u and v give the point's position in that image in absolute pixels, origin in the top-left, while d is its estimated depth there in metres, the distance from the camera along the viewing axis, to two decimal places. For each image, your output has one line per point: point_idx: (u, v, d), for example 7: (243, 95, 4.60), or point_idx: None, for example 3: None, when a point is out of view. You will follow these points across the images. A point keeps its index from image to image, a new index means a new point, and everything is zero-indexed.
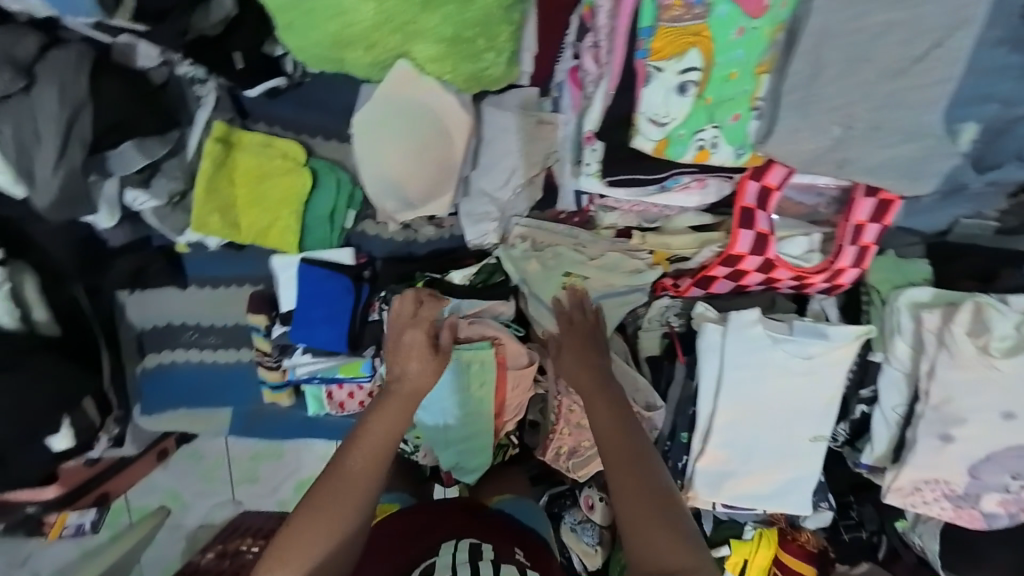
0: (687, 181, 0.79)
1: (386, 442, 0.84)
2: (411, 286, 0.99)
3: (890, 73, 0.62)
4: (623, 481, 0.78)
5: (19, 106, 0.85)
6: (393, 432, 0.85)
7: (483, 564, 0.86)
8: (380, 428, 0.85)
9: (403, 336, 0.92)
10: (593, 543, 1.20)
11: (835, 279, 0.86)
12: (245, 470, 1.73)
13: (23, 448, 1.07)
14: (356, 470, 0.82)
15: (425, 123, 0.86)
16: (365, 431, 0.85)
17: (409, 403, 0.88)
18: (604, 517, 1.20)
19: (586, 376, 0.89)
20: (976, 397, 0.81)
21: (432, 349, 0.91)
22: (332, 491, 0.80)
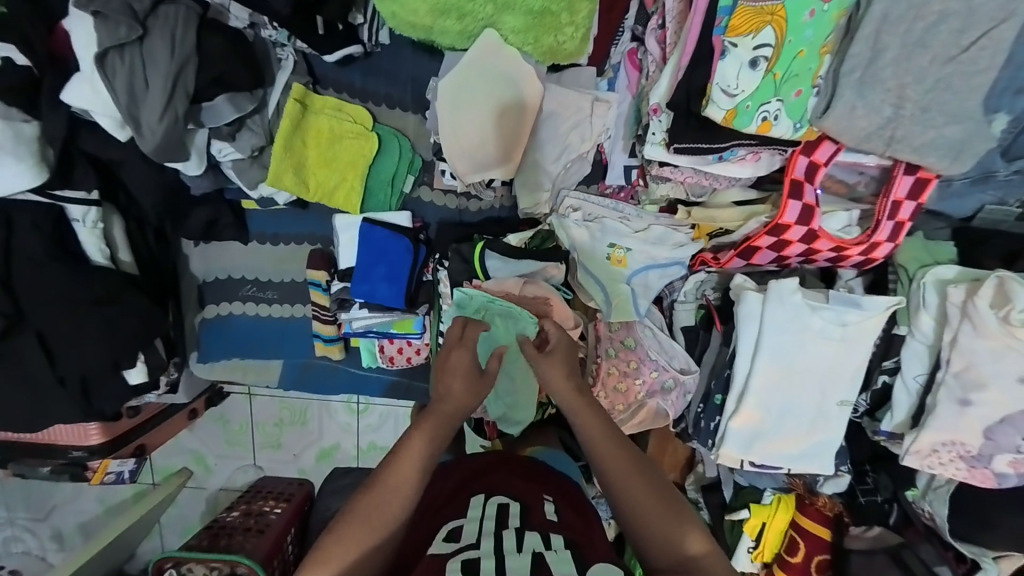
0: (743, 154, 0.89)
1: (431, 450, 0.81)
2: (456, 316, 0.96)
3: (942, 58, 0.70)
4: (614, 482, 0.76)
5: (132, 55, 0.93)
6: (438, 441, 0.82)
7: (506, 533, 0.71)
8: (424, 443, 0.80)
9: (451, 358, 0.88)
10: (608, 518, 1.32)
11: (870, 253, 0.93)
12: (269, 436, 1.88)
13: (105, 379, 1.17)
14: (397, 475, 0.78)
15: (503, 87, 1.00)
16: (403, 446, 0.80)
17: (450, 421, 0.84)
18: None
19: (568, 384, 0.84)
20: (998, 364, 0.88)
21: (478, 370, 0.88)
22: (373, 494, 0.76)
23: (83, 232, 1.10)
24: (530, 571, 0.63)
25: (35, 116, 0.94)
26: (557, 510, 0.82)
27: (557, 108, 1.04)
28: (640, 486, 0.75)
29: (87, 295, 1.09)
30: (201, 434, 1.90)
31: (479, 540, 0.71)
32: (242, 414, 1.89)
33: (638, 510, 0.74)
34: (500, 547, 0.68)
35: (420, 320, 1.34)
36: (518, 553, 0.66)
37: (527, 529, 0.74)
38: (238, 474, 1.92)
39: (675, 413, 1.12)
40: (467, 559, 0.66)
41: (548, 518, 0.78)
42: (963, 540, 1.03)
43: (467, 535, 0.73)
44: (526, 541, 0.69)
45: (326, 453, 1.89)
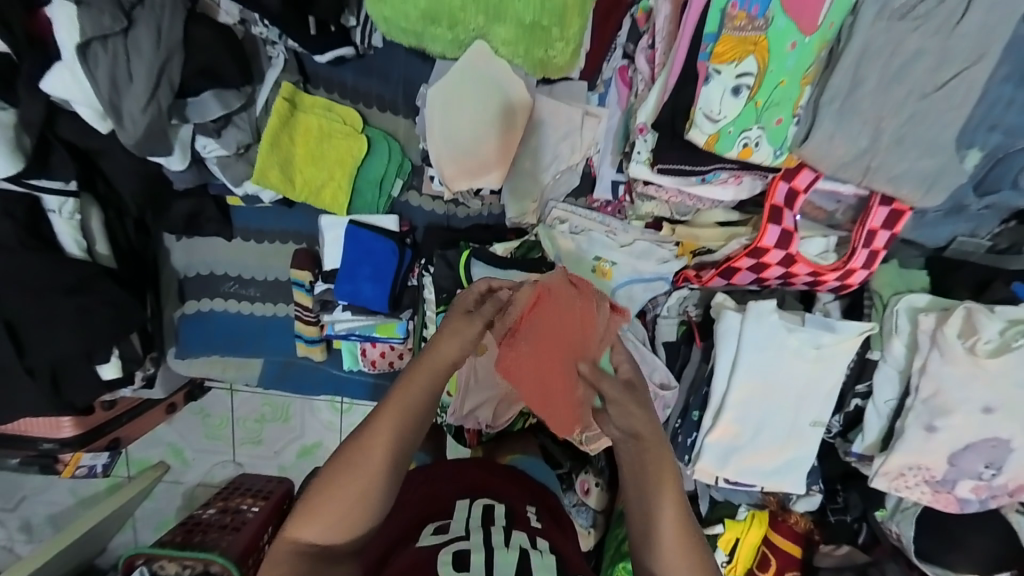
0: (726, 176, 0.88)
1: (424, 406, 0.78)
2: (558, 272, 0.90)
3: (917, 94, 0.72)
4: (642, 487, 0.74)
5: (116, 47, 0.92)
6: (431, 399, 0.78)
7: (493, 529, 0.80)
8: (412, 399, 0.77)
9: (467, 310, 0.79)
10: (588, 525, 1.30)
11: (847, 279, 0.94)
12: (250, 429, 1.86)
13: (77, 367, 1.15)
14: (379, 447, 0.75)
15: (498, 94, 1.00)
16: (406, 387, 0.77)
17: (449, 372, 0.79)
18: (599, 502, 1.29)
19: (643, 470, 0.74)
20: (964, 390, 0.90)
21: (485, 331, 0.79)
22: (357, 458, 0.75)
23: (59, 223, 1.08)
24: (515, 565, 0.72)
25: (11, 104, 0.93)
26: (538, 516, 0.91)
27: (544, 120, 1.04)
28: (660, 476, 0.73)
29: (61, 284, 1.06)
30: (180, 427, 1.88)
31: (469, 534, 0.79)
32: (223, 407, 1.87)
33: (655, 536, 0.73)
34: (489, 541, 0.77)
35: (404, 324, 1.33)
36: (505, 548, 0.75)
37: (514, 528, 0.82)
38: (217, 469, 1.90)
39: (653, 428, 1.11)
40: (457, 551, 0.74)
41: (532, 522, 0.87)
42: (927, 560, 1.06)
43: (455, 531, 0.80)
44: (513, 539, 0.78)
45: (308, 450, 1.88)
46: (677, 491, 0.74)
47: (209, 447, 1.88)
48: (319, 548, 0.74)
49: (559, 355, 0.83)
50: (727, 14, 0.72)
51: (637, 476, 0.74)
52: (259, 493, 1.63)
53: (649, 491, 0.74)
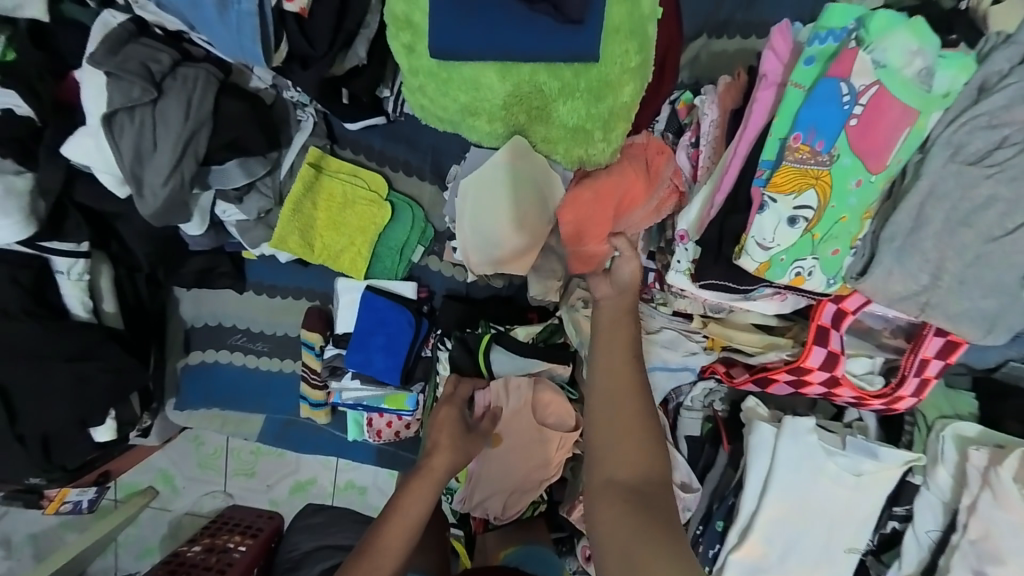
0: (770, 292, 0.83)
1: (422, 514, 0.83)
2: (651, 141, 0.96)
3: (986, 239, 0.68)
4: (608, 378, 0.74)
5: (143, 117, 0.90)
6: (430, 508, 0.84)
7: None
8: (414, 507, 0.83)
9: (439, 414, 0.97)
10: None
11: (892, 404, 0.88)
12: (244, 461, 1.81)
13: (71, 436, 1.10)
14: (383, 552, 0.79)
15: (530, 188, 0.94)
16: (408, 492, 0.85)
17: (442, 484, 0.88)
18: None
19: (619, 363, 0.74)
20: (1017, 540, 0.83)
21: (464, 428, 0.97)
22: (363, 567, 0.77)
23: (67, 285, 1.03)
24: None
25: (30, 167, 0.91)
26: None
27: (555, 185, 0.95)
28: (618, 350, 0.75)
29: (62, 351, 1.02)
30: (173, 453, 1.84)
31: None
32: (218, 436, 1.83)
33: (615, 423, 0.72)
34: None
35: (414, 397, 1.27)
36: None
37: None
38: (207, 499, 1.83)
39: None
40: None
41: None
42: None
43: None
44: None
45: (301, 487, 1.81)
46: (633, 374, 0.74)
47: (200, 477, 1.82)
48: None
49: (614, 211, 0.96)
50: (788, 145, 0.67)
51: (606, 367, 0.74)
52: (247, 530, 1.57)
53: (612, 371, 0.74)
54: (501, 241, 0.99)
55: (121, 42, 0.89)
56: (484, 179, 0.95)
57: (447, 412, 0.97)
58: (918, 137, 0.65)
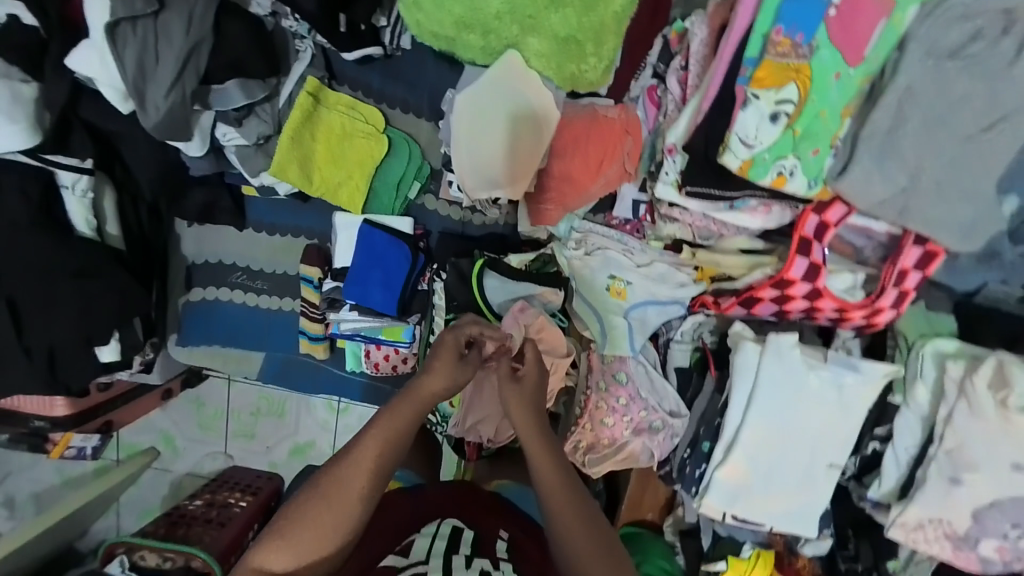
0: (755, 204, 0.87)
1: (398, 437, 0.82)
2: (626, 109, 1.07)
3: (962, 137, 0.70)
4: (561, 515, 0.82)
5: (145, 29, 0.92)
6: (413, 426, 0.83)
7: (456, 556, 0.85)
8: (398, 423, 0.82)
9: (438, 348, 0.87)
10: None
11: (873, 318, 0.90)
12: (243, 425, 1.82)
13: (74, 352, 1.13)
14: (358, 466, 0.80)
15: (523, 108, 0.99)
16: (388, 417, 0.82)
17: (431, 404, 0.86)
18: None
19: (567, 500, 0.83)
20: (990, 448, 0.84)
21: (460, 358, 0.87)
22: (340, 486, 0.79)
23: (72, 202, 1.07)
24: None
25: (35, 78, 0.94)
26: (509, 547, 0.93)
27: (550, 107, 1.00)
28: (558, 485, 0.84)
29: (67, 266, 1.05)
30: (174, 414, 1.85)
31: (428, 559, 0.84)
32: (219, 400, 1.85)
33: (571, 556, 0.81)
34: (450, 563, 0.83)
35: (411, 329, 1.30)
36: (467, 569, 0.83)
37: (477, 555, 0.87)
38: (207, 461, 1.86)
39: (660, 454, 1.13)
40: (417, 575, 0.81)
41: (499, 551, 0.91)
42: None
43: (417, 552, 0.86)
44: (475, 561, 0.85)
45: (299, 450, 1.83)
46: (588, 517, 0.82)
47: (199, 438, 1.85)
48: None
49: (582, 181, 1.10)
50: (770, 40, 0.71)
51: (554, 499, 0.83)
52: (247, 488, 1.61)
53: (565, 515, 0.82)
54: (498, 160, 1.03)
55: None
56: (483, 98, 1.01)
57: (452, 334, 0.87)
58: (894, 33, 0.69)
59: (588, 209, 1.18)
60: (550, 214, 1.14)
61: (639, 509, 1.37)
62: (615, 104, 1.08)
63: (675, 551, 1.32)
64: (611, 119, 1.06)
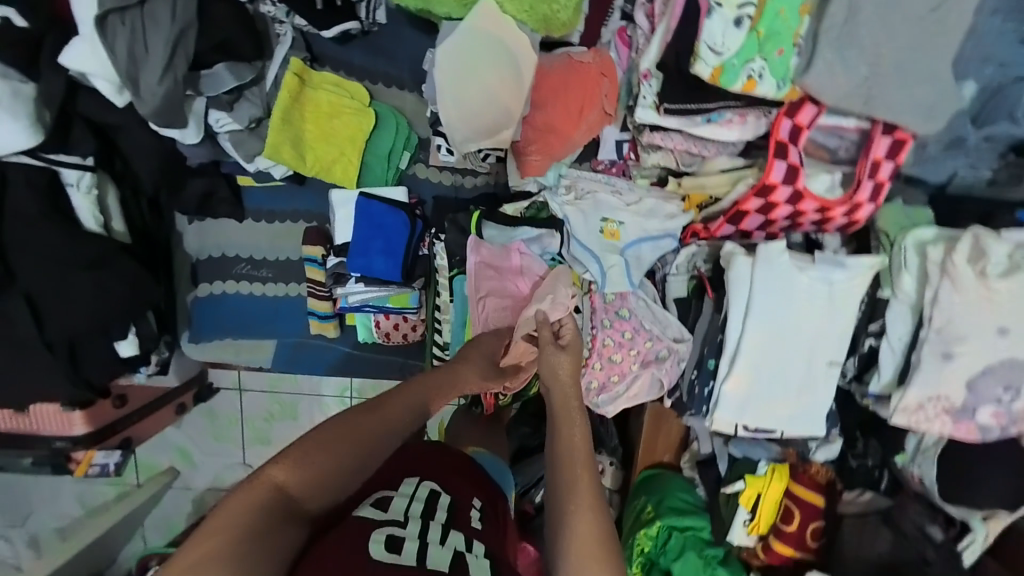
0: (728, 116, 0.94)
1: (428, 404, 0.91)
2: (599, 53, 1.11)
3: (911, 19, 0.76)
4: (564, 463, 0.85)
5: (134, 19, 0.99)
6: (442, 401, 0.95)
7: (432, 522, 0.74)
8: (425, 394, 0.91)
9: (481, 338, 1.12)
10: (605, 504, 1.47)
11: (854, 214, 0.97)
12: (258, 431, 1.82)
13: (93, 343, 1.23)
14: (394, 412, 0.84)
15: (501, 54, 1.04)
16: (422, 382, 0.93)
17: (460, 388, 1.00)
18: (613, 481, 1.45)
19: (579, 448, 0.87)
20: (973, 319, 0.90)
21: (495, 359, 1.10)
22: (364, 427, 0.77)
23: (78, 197, 1.15)
24: (448, 565, 0.67)
25: (32, 78, 1.01)
26: (482, 516, 0.83)
27: (526, 51, 1.05)
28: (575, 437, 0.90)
29: (78, 260, 1.13)
30: (188, 428, 1.85)
31: (406, 520, 0.73)
32: (232, 408, 1.84)
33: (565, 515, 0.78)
34: (425, 534, 0.71)
35: (417, 294, 1.33)
36: (440, 545, 0.70)
37: (452, 526, 0.76)
38: (226, 472, 1.87)
39: (669, 382, 1.16)
40: (392, 535, 0.69)
41: (473, 522, 0.80)
42: (951, 501, 1.01)
43: (394, 510, 0.74)
44: (450, 538, 0.72)
45: None
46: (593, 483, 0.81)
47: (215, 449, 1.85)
48: (291, 501, 0.67)
49: (564, 128, 1.14)
50: None
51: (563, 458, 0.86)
52: None
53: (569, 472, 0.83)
54: (481, 110, 1.08)
55: None
56: (459, 51, 1.05)
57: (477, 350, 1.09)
58: None
59: (573, 158, 1.21)
60: (536, 164, 1.17)
61: (655, 453, 1.38)
62: (587, 50, 1.12)
63: (695, 484, 1.34)
64: (584, 64, 1.11)
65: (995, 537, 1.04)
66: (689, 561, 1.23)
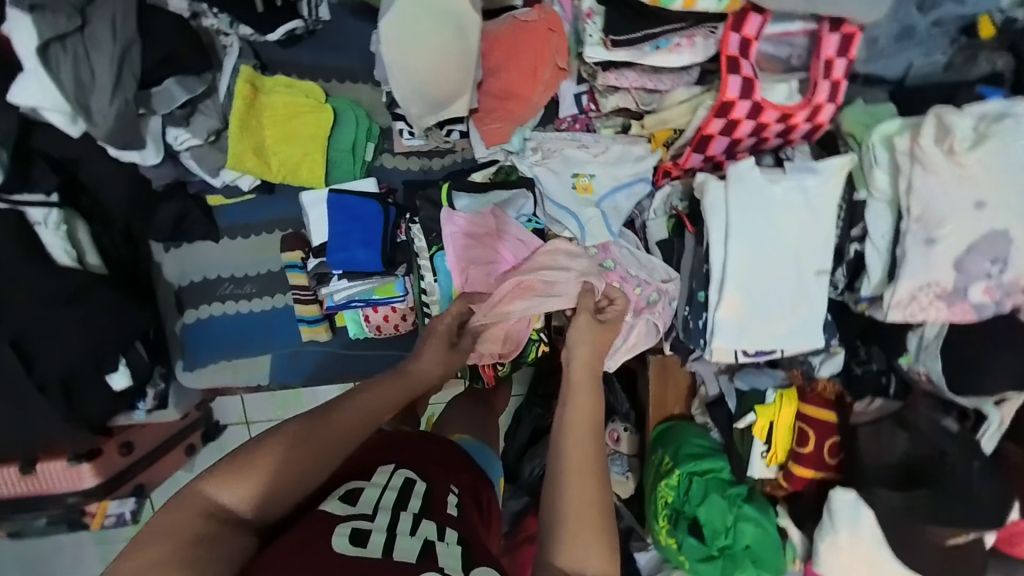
0: (676, 41, 0.98)
1: (381, 407, 0.85)
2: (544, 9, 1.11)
3: None
4: (576, 437, 0.82)
5: (75, 46, 1.00)
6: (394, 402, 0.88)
7: (403, 513, 0.71)
8: (380, 398, 0.87)
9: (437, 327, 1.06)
10: (624, 472, 1.45)
11: (816, 117, 1.00)
12: None
13: (89, 379, 1.20)
14: (337, 422, 0.78)
15: (445, 21, 1.06)
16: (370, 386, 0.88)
17: (411, 387, 0.94)
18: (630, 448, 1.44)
19: (587, 427, 0.83)
20: (951, 199, 0.89)
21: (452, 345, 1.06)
22: (318, 433, 0.76)
23: (47, 235, 1.15)
24: (416, 555, 0.64)
25: None
26: (458, 504, 0.81)
27: (468, 14, 1.06)
28: (587, 413, 0.86)
29: (61, 295, 1.13)
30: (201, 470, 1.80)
31: (375, 512, 0.70)
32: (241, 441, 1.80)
33: (570, 492, 0.75)
34: (395, 524, 0.69)
35: (402, 282, 1.30)
36: (410, 536, 0.67)
37: (425, 515, 0.73)
38: None
39: (664, 325, 1.14)
40: (357, 528, 0.67)
41: (448, 510, 0.78)
42: (963, 393, 0.99)
43: (364, 502, 0.72)
44: (421, 527, 0.70)
45: None
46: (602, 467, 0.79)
47: None
48: (228, 513, 0.68)
49: (523, 88, 1.14)
50: None
51: (574, 430, 0.83)
52: None
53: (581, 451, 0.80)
54: (434, 80, 1.09)
55: None
56: (407, 25, 1.06)
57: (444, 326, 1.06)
58: None
59: (536, 122, 1.21)
60: (499, 131, 1.17)
61: (665, 406, 1.34)
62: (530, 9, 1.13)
63: (709, 428, 1.30)
64: (530, 22, 1.12)
65: (1010, 421, 1.03)
66: (713, 503, 1.20)
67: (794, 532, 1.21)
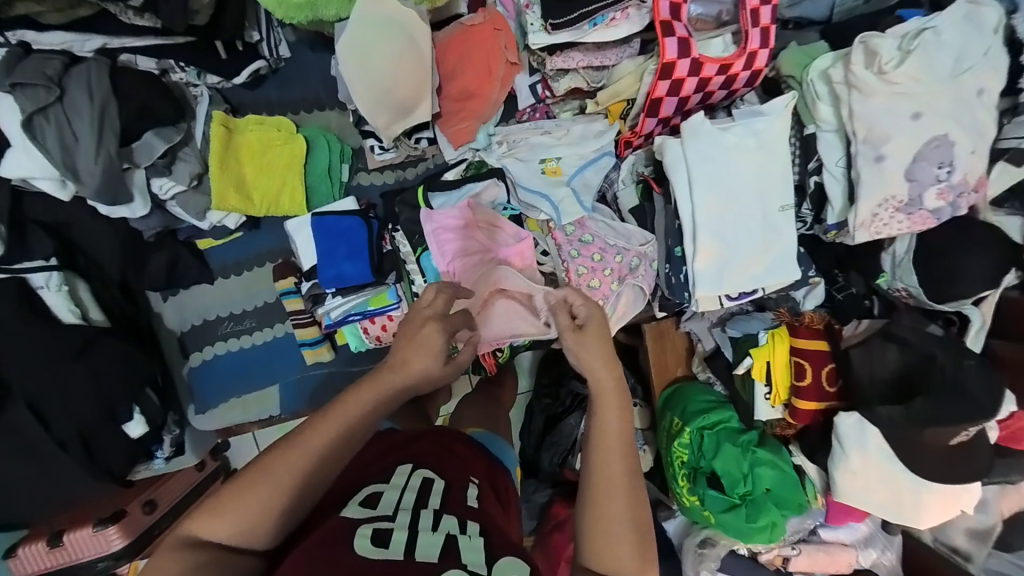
0: (611, 16, 1.07)
1: (363, 425, 0.81)
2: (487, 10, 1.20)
3: None
4: (600, 450, 0.80)
5: (57, 114, 1.06)
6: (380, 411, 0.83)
7: (423, 510, 0.74)
8: (357, 417, 0.80)
9: (422, 329, 0.87)
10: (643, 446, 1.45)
11: (754, 63, 1.06)
12: None
13: (104, 430, 1.25)
14: (316, 449, 0.76)
15: (394, 31, 1.12)
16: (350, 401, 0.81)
17: (398, 393, 0.85)
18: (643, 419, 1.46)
19: (613, 438, 0.81)
20: (890, 116, 0.95)
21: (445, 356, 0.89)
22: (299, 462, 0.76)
23: (50, 296, 1.19)
24: (438, 551, 0.66)
25: None
26: (478, 495, 0.83)
27: (414, 20, 1.13)
28: (613, 424, 0.82)
29: (67, 352, 1.17)
30: None
31: (395, 513, 0.73)
32: None
33: (595, 503, 0.77)
34: (415, 523, 0.71)
35: (394, 289, 1.33)
36: (432, 531, 0.70)
37: (445, 511, 0.75)
38: None
39: (649, 287, 1.19)
40: (379, 528, 0.69)
41: (467, 502, 0.80)
42: (943, 299, 1.03)
43: (385, 505, 0.74)
44: (442, 522, 0.72)
45: None
46: (629, 472, 0.79)
47: None
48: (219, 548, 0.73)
49: (479, 86, 1.21)
50: None
51: (599, 442, 0.81)
52: None
53: (608, 465, 0.79)
54: (395, 87, 1.15)
55: (15, 63, 1.05)
56: (361, 42, 1.12)
57: (436, 329, 0.87)
58: None
59: (498, 118, 1.28)
60: (465, 130, 1.24)
61: (667, 369, 1.37)
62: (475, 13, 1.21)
63: (713, 384, 1.33)
64: (477, 22, 1.20)
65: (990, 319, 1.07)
66: (727, 453, 1.22)
67: (809, 468, 1.26)
